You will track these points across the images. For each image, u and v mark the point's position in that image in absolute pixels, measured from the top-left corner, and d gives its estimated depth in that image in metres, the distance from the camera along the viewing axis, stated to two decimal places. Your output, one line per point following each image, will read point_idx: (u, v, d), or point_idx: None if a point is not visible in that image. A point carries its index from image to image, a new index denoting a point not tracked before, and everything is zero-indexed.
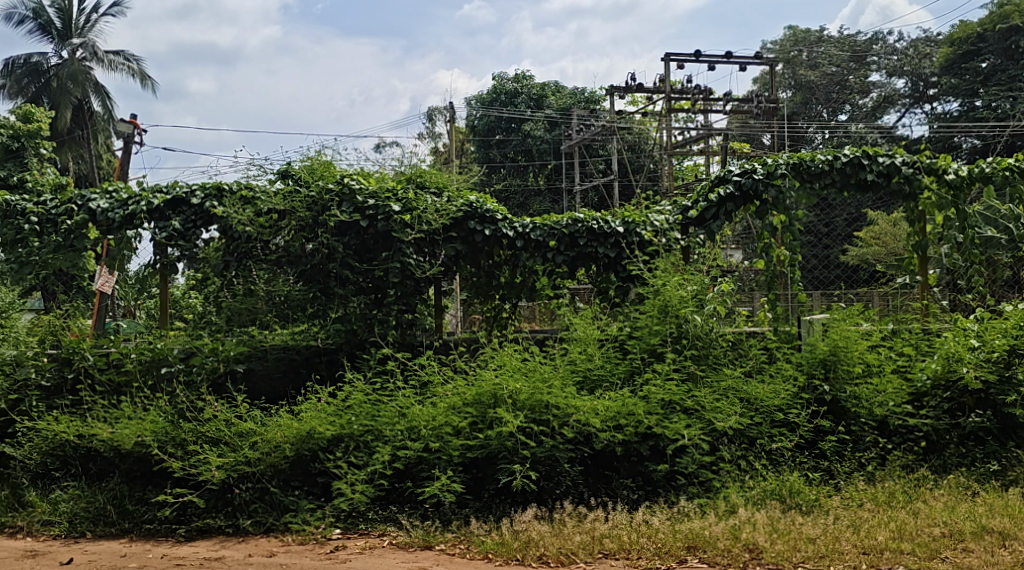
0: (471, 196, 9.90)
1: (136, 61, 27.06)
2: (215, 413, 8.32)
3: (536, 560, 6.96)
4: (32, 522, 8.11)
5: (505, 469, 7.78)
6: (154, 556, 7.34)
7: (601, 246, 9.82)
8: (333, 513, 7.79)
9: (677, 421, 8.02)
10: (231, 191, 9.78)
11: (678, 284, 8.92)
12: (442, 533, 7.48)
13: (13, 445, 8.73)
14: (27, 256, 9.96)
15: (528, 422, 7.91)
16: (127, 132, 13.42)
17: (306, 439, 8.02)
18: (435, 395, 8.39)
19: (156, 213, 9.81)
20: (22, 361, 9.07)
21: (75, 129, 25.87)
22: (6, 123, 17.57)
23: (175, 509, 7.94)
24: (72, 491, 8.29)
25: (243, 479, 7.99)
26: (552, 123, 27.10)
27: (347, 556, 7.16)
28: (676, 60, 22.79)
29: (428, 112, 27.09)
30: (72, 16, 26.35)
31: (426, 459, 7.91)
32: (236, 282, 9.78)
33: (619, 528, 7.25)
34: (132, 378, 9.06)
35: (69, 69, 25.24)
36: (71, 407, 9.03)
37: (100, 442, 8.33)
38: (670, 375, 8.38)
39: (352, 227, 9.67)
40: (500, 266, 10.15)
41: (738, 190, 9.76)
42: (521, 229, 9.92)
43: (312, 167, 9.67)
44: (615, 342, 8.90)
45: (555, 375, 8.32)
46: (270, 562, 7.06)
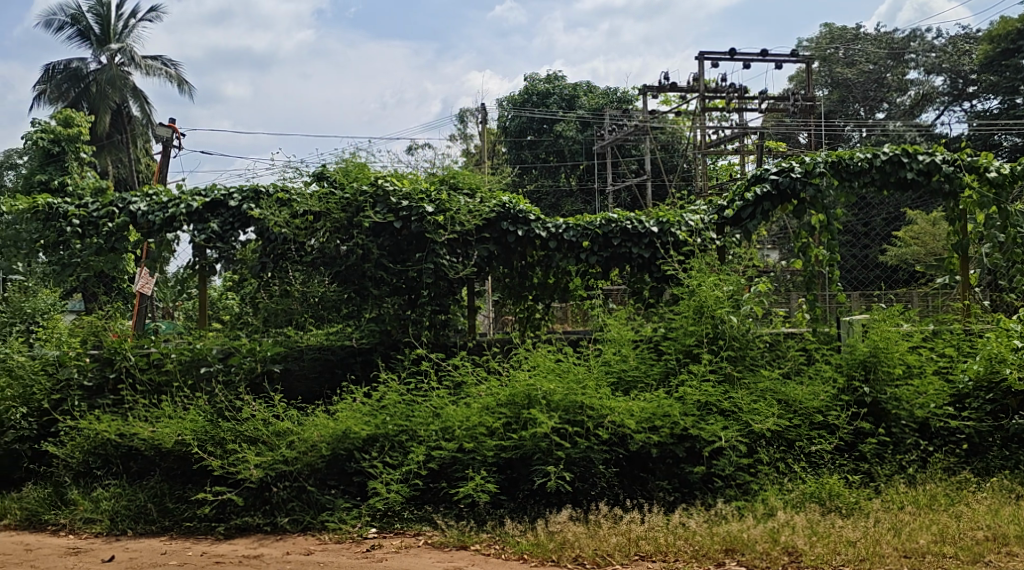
0: (504, 197, 9.91)
1: (174, 66, 27.32)
2: (253, 413, 8.40)
3: (573, 561, 6.93)
4: (75, 520, 8.17)
5: (540, 470, 7.76)
6: (194, 553, 7.39)
7: (635, 246, 9.82)
8: (368, 513, 7.80)
9: (714, 422, 7.96)
10: (268, 193, 9.85)
11: (713, 284, 8.86)
12: (477, 534, 7.47)
13: (55, 445, 8.82)
14: (69, 258, 10.10)
15: (562, 423, 7.89)
16: (165, 137, 13.60)
17: (342, 438, 8.06)
18: (469, 395, 8.41)
19: (195, 216, 9.91)
20: (65, 362, 9.17)
21: (114, 133, 26.15)
22: (47, 128, 17.81)
23: (214, 507, 7.99)
24: (114, 489, 8.36)
25: (281, 478, 8.00)
26: (585, 123, 27.03)
27: (383, 555, 7.18)
28: (710, 60, 22.70)
29: (460, 113, 27.14)
30: (111, 22, 26.65)
31: (460, 460, 7.92)
32: (272, 283, 9.81)
33: (656, 530, 7.21)
34: (172, 378, 9.16)
35: (107, 74, 25.53)
36: (112, 407, 9.11)
37: (141, 441, 8.42)
38: (706, 376, 8.32)
39: (386, 229, 9.68)
40: (533, 267, 10.16)
41: (774, 189, 9.67)
42: (554, 229, 9.93)
43: (346, 170, 9.76)
44: (649, 343, 8.88)
45: (590, 375, 8.27)
46: (308, 560, 7.08)
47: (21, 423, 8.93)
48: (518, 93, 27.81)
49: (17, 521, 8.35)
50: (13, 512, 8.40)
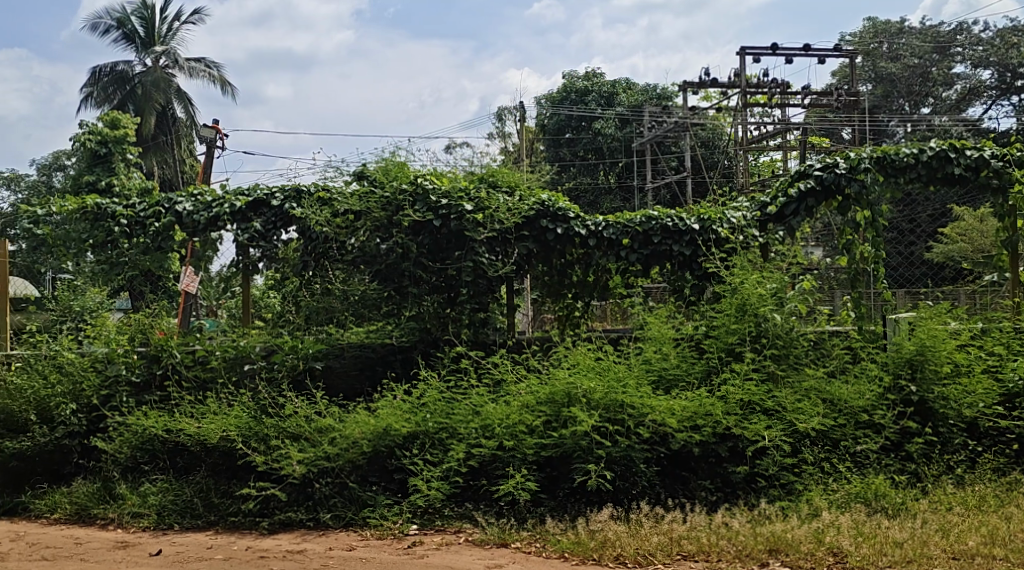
0: (543, 195, 9.87)
1: (217, 67, 27.55)
2: (296, 410, 8.48)
3: (614, 560, 6.89)
4: (123, 514, 8.26)
5: (581, 469, 7.73)
6: (239, 548, 7.45)
7: (676, 244, 9.72)
8: (409, 510, 7.81)
9: (757, 422, 7.87)
10: (309, 193, 9.93)
11: (756, 282, 8.79)
12: (518, 531, 7.45)
13: (104, 440, 8.92)
14: (117, 257, 10.26)
15: (602, 422, 7.84)
16: (210, 137, 13.75)
17: (383, 435, 8.08)
18: (508, 393, 8.39)
19: (238, 215, 10.00)
20: (113, 359, 9.29)
21: (158, 135, 26.42)
22: (94, 128, 18.05)
23: (258, 502, 8.03)
24: (161, 484, 8.45)
25: (324, 474, 8.05)
26: (624, 120, 26.86)
27: (425, 551, 7.19)
28: (751, 54, 22.50)
29: (499, 112, 27.14)
30: (155, 24, 26.93)
31: (501, 457, 7.92)
32: (314, 281, 9.84)
33: (698, 530, 7.16)
34: (216, 375, 9.27)
35: (151, 76, 25.81)
36: (159, 403, 9.20)
37: (187, 436, 8.51)
38: (749, 375, 8.23)
39: (425, 228, 9.69)
40: (572, 265, 10.12)
41: (818, 185, 9.58)
42: (594, 227, 9.88)
43: (386, 169, 9.79)
44: (691, 341, 8.78)
45: (630, 374, 8.23)
46: (350, 556, 7.11)
47: (70, 419, 9.00)
48: (557, 91, 27.75)
49: (66, 515, 8.46)
50: (63, 506, 8.52)
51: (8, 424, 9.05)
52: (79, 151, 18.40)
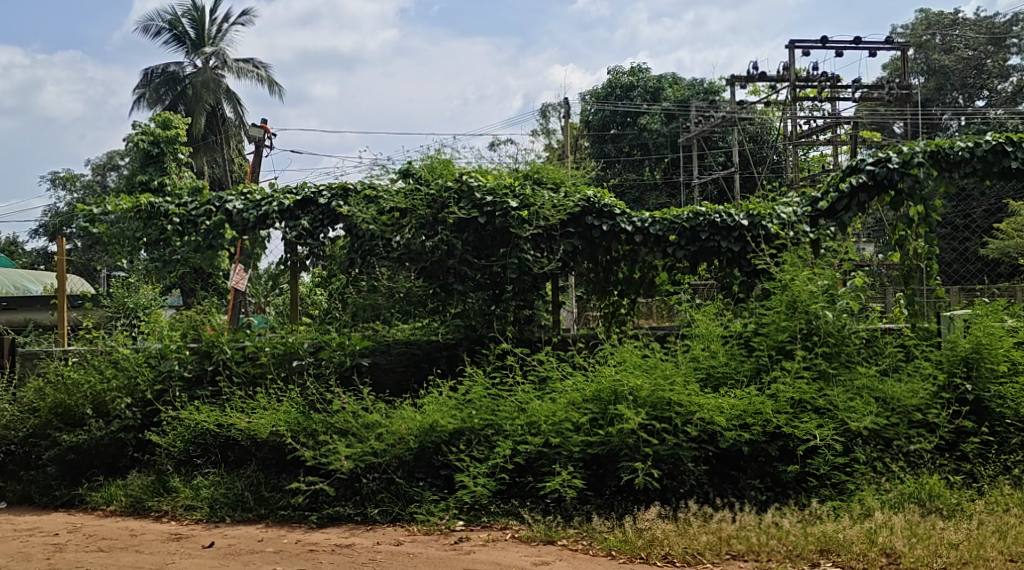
0: (589, 191, 9.80)
1: (265, 68, 27.80)
2: (343, 405, 8.54)
3: (662, 559, 6.84)
4: (176, 507, 8.36)
5: (627, 467, 7.67)
6: (289, 541, 7.50)
7: (724, 240, 9.64)
8: (456, 506, 7.80)
9: (808, 421, 7.76)
10: (356, 191, 9.99)
11: (807, 279, 8.70)
12: (565, 529, 7.42)
13: (158, 434, 9.02)
14: (170, 254, 10.37)
15: (649, 419, 7.77)
16: (258, 136, 13.90)
17: (429, 431, 8.10)
18: (554, 390, 8.36)
19: (287, 213, 10.10)
20: (167, 354, 9.42)
21: (208, 135, 26.70)
22: (145, 127, 18.30)
23: (307, 496, 8.09)
24: (213, 478, 8.54)
25: (371, 470, 8.08)
26: (670, 115, 26.67)
27: (471, 547, 7.19)
28: (801, 48, 22.24)
29: (543, 108, 27.08)
30: (205, 25, 27.22)
31: (547, 454, 7.89)
32: (360, 279, 9.89)
33: (747, 529, 7.08)
34: (266, 370, 9.34)
35: (202, 77, 26.10)
36: (211, 398, 9.30)
37: (237, 431, 8.58)
38: (800, 373, 8.13)
39: (471, 225, 9.68)
40: (617, 262, 10.08)
41: (870, 180, 9.40)
42: (640, 224, 9.81)
43: (431, 166, 9.78)
44: (740, 339, 8.70)
45: (678, 371, 8.14)
46: (398, 551, 7.13)
47: (125, 413, 9.11)
48: (602, 86, 27.61)
49: (122, 507, 8.56)
50: (118, 498, 8.62)
51: (65, 417, 9.20)
52: (133, 150, 18.65)
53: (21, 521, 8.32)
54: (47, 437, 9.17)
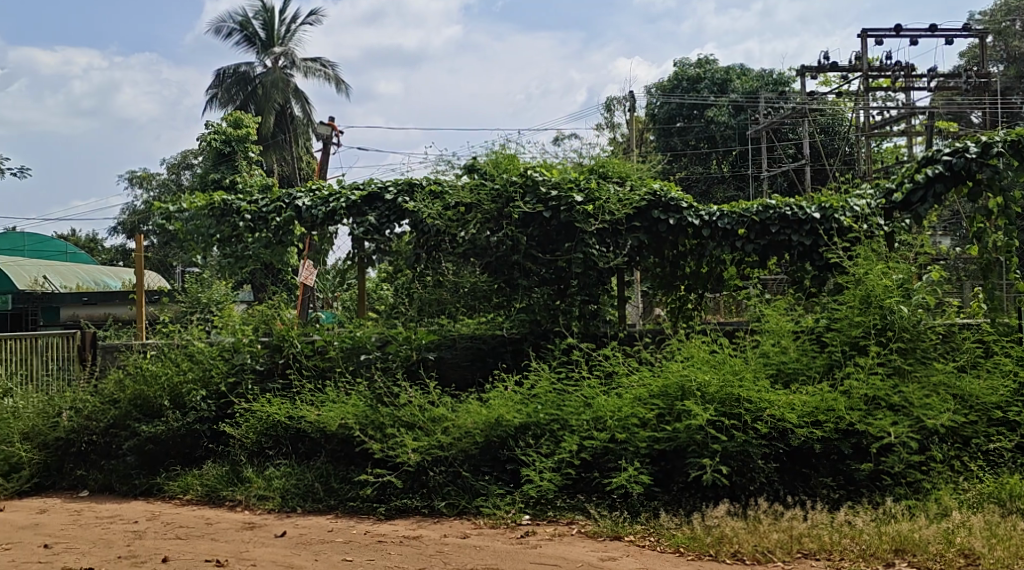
0: (655, 184, 9.74)
1: (332, 66, 28.08)
2: (410, 399, 8.61)
3: (732, 557, 6.75)
4: (249, 496, 8.46)
5: (695, 463, 7.58)
6: (358, 532, 7.56)
7: (795, 233, 9.51)
8: (522, 500, 7.78)
9: (882, 418, 7.60)
10: (421, 186, 10.04)
11: (882, 273, 8.53)
12: (632, 525, 7.36)
13: (231, 425, 9.15)
14: (243, 251, 10.53)
15: (718, 416, 7.67)
16: (325, 133, 14.07)
17: (496, 425, 8.13)
18: (620, 386, 8.31)
19: (354, 209, 10.17)
20: (240, 348, 9.65)
21: (278, 133, 27.04)
22: (218, 126, 18.63)
23: (375, 488, 8.14)
24: (284, 468, 8.65)
25: (437, 463, 8.11)
26: (738, 108, 26.34)
27: (538, 542, 7.17)
28: (874, 37, 21.81)
29: (608, 102, 26.95)
30: (274, 25, 27.59)
31: (613, 450, 7.84)
32: (426, 274, 9.98)
33: (819, 528, 6.96)
34: (335, 364, 9.45)
35: (271, 76, 26.50)
36: (282, 390, 9.43)
37: (308, 423, 8.74)
38: (874, 369, 7.97)
39: (536, 219, 9.66)
40: (684, 256, 9.95)
41: (947, 171, 9.17)
42: (708, 217, 9.70)
43: (496, 161, 9.80)
44: (812, 334, 8.59)
45: (748, 367, 8.02)
46: (465, 544, 7.14)
47: (200, 405, 9.28)
48: (668, 79, 27.37)
49: (197, 496, 8.70)
50: (194, 488, 8.75)
51: (144, 409, 9.38)
52: (207, 148, 18.99)
53: (102, 509, 8.51)
54: (126, 428, 9.32)
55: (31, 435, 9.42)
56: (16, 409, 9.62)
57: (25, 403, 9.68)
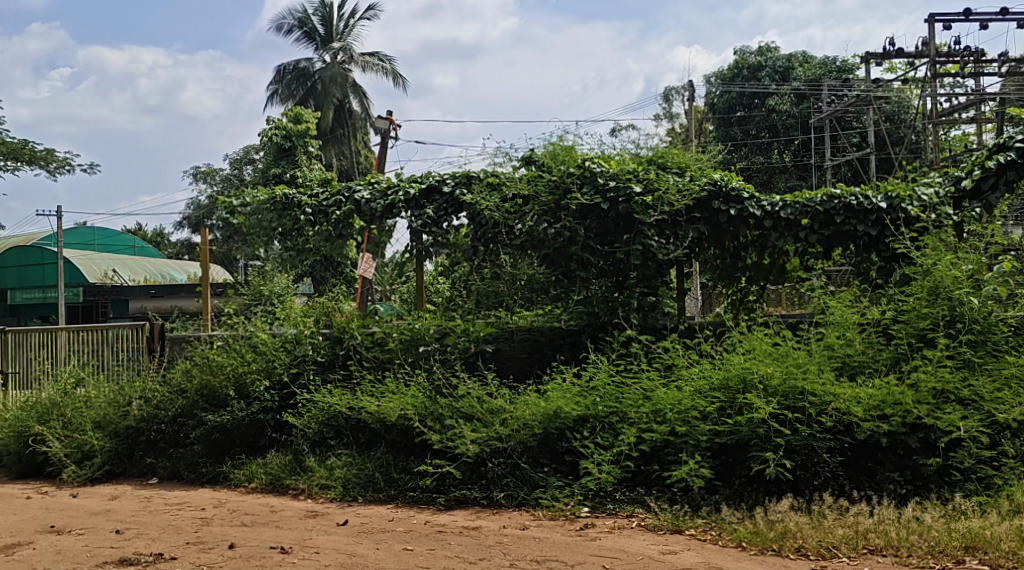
0: (716, 174, 9.63)
1: (390, 60, 28.22)
2: (469, 390, 8.63)
3: (795, 552, 6.66)
4: (312, 485, 8.54)
5: (757, 457, 7.48)
6: (418, 522, 7.59)
7: (861, 224, 9.38)
8: (581, 492, 7.75)
9: (951, 412, 7.41)
10: (479, 178, 10.05)
11: (950, 263, 8.39)
12: (692, 518, 7.28)
13: (295, 415, 9.26)
14: (304, 244, 10.64)
15: (781, 409, 7.55)
16: (383, 127, 14.18)
17: (554, 417, 8.10)
18: (680, 378, 8.21)
19: (412, 202, 10.20)
20: (301, 339, 9.70)
21: (336, 128, 27.30)
22: (278, 121, 18.83)
23: (435, 479, 8.17)
24: (345, 458, 8.72)
25: (496, 454, 8.11)
26: (800, 96, 25.95)
27: (597, 534, 7.14)
28: (942, 22, 21.31)
29: (665, 93, 26.73)
30: (333, 20, 27.79)
31: (673, 443, 7.75)
32: (484, 266, 9.99)
33: (886, 523, 6.83)
34: (394, 356, 9.48)
35: (329, 71, 26.65)
36: (343, 381, 9.52)
37: (368, 414, 8.79)
38: (943, 362, 7.78)
39: (593, 211, 9.62)
40: (746, 247, 9.79)
41: (1020, 157, 9.15)
42: (770, 207, 9.59)
43: (553, 153, 9.76)
44: (878, 327, 8.43)
45: (812, 360, 7.90)
46: (524, 535, 7.13)
47: (264, 395, 9.39)
48: (728, 68, 27.05)
49: (261, 484, 8.80)
50: (259, 476, 8.85)
51: (210, 399, 9.52)
52: (269, 143, 19.17)
53: (171, 496, 8.66)
54: (194, 417, 9.49)
55: (102, 423, 9.57)
56: (88, 399, 9.81)
57: (97, 392, 9.86)
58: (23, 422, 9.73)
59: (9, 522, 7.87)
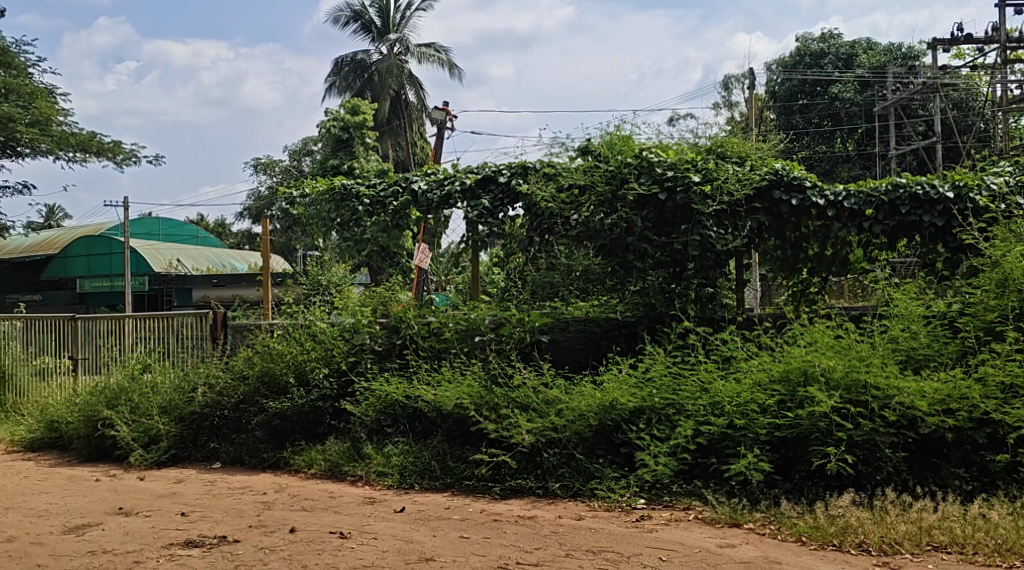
0: (777, 164, 9.49)
1: (447, 51, 28.28)
2: (524, 380, 8.61)
3: (857, 547, 6.56)
4: (370, 472, 8.61)
5: (818, 451, 7.37)
6: (474, 510, 7.61)
7: (927, 214, 9.20)
8: (637, 484, 7.71)
9: (1020, 407, 7.22)
10: (535, 169, 10.06)
11: (1020, 255, 8.17)
12: (751, 512, 7.20)
13: (353, 403, 9.33)
14: (361, 234, 10.71)
15: (843, 403, 7.43)
16: (440, 119, 14.26)
17: (609, 409, 8.05)
18: (739, 370, 8.10)
19: (468, 193, 10.23)
20: (359, 328, 9.82)
21: (393, 119, 27.44)
22: (336, 113, 18.98)
23: (490, 468, 8.20)
24: (402, 446, 8.76)
25: (552, 445, 8.11)
26: (864, 83, 25.50)
27: (654, 526, 7.09)
28: (1013, 6, 20.81)
29: (724, 81, 26.43)
30: (390, 12, 27.91)
31: (731, 436, 7.65)
32: (539, 257, 10.03)
33: (951, 520, 6.70)
34: (450, 345, 9.50)
35: (387, 63, 26.74)
36: (400, 370, 9.58)
37: (425, 403, 8.83)
38: (1012, 356, 7.58)
39: (650, 201, 9.54)
40: (807, 238, 9.63)
41: None
42: (833, 197, 9.42)
43: (610, 143, 9.73)
44: (943, 320, 8.26)
45: (875, 353, 7.74)
46: (580, 526, 7.11)
47: (323, 383, 9.51)
48: (789, 55, 26.65)
49: (321, 471, 8.89)
50: (318, 462, 8.95)
51: (271, 386, 9.62)
52: (328, 133, 19.32)
53: (234, 480, 8.78)
54: (255, 403, 9.59)
55: (168, 409, 9.77)
56: (154, 384, 10.02)
57: (163, 378, 10.06)
58: (93, 406, 9.95)
59: (78, 503, 8.05)
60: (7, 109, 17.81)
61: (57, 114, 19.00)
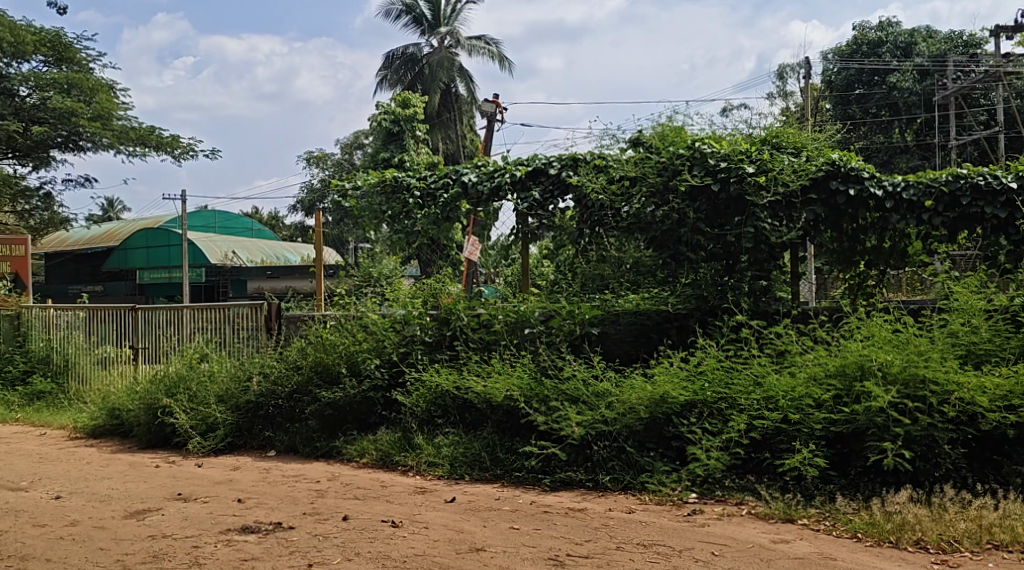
0: (834, 154, 9.33)
1: (498, 43, 28.27)
2: (574, 372, 8.57)
3: (914, 545, 6.44)
4: (420, 462, 8.64)
5: (875, 447, 7.23)
6: (525, 502, 7.60)
7: (989, 205, 8.98)
8: (689, 478, 7.64)
9: None
10: (586, 161, 10.00)
11: None
12: (805, 508, 7.10)
13: (404, 394, 9.38)
14: (411, 227, 10.74)
15: (901, 398, 7.29)
16: (490, 111, 14.27)
17: (661, 402, 7.97)
18: (793, 364, 8.00)
19: (518, 184, 10.22)
20: (409, 320, 9.83)
21: (443, 112, 27.53)
22: (387, 106, 19.09)
23: (540, 460, 8.18)
24: (452, 437, 8.77)
25: (602, 438, 8.07)
26: (924, 72, 24.95)
27: (706, 520, 7.03)
28: None
29: (778, 71, 26.09)
30: (441, 4, 27.96)
31: (785, 431, 7.54)
32: (589, 249, 10.02)
33: (1012, 518, 6.55)
34: (499, 337, 9.50)
35: (439, 56, 26.85)
36: (450, 361, 9.59)
37: (475, 394, 8.83)
38: None
39: (703, 193, 9.44)
40: (865, 231, 9.42)
41: None
42: (891, 188, 9.23)
43: (663, 134, 9.68)
44: (1005, 314, 8.09)
45: (934, 347, 7.58)
46: (631, 519, 7.07)
47: (375, 372, 9.53)
48: (845, 45, 26.23)
49: (372, 460, 8.94)
50: (369, 452, 9.01)
51: (323, 375, 9.70)
52: (381, 126, 19.42)
53: (288, 468, 8.87)
54: (309, 393, 9.69)
55: (224, 398, 9.89)
56: (211, 373, 10.14)
57: (220, 367, 10.18)
58: (152, 394, 10.12)
59: (137, 489, 8.18)
60: (69, 103, 18.22)
61: (117, 108, 19.37)
